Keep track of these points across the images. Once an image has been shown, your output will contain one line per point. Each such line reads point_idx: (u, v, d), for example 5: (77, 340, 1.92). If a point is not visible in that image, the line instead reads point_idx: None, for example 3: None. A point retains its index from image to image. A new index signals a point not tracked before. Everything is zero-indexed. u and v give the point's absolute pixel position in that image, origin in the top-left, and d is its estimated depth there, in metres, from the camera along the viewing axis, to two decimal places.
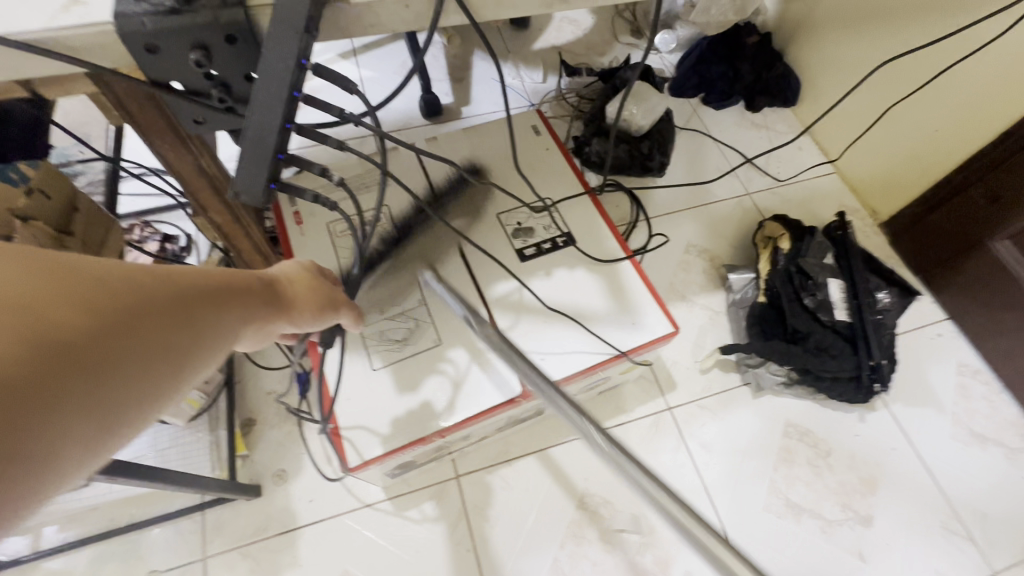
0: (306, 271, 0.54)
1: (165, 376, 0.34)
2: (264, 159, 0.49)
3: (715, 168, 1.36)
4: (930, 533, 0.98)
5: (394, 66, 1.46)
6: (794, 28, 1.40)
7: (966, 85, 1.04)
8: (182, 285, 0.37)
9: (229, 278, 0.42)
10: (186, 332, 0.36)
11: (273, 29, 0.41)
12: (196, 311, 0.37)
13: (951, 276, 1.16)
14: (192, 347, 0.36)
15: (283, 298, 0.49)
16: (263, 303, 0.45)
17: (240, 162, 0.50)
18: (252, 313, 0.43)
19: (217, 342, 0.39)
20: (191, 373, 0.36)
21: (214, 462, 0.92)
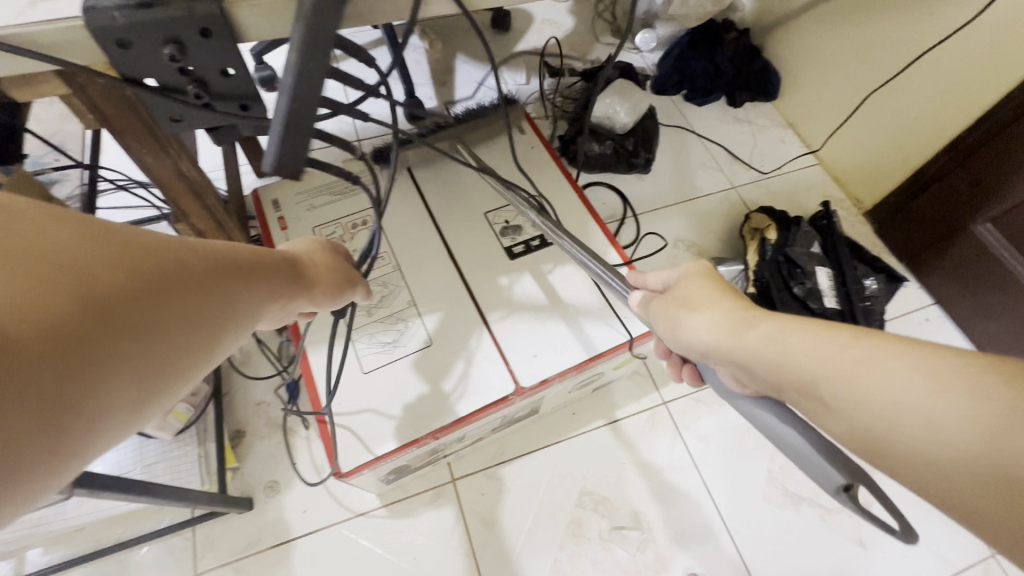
0: (320, 251, 0.55)
1: (197, 344, 0.34)
2: (294, 141, 0.50)
3: (700, 163, 1.37)
4: (929, 516, 0.98)
5: (377, 71, 1.46)
6: (772, 24, 1.42)
7: (941, 72, 1.06)
8: (215, 257, 0.37)
9: (255, 254, 0.42)
10: (215, 302, 0.35)
11: (300, 18, 0.41)
12: (223, 282, 0.37)
13: (935, 261, 1.17)
14: (227, 315, 0.36)
15: (304, 275, 0.49)
16: (287, 279, 0.46)
17: (270, 144, 0.50)
18: (278, 288, 0.44)
19: (243, 313, 0.38)
20: (219, 344, 0.36)
21: (203, 475, 0.90)
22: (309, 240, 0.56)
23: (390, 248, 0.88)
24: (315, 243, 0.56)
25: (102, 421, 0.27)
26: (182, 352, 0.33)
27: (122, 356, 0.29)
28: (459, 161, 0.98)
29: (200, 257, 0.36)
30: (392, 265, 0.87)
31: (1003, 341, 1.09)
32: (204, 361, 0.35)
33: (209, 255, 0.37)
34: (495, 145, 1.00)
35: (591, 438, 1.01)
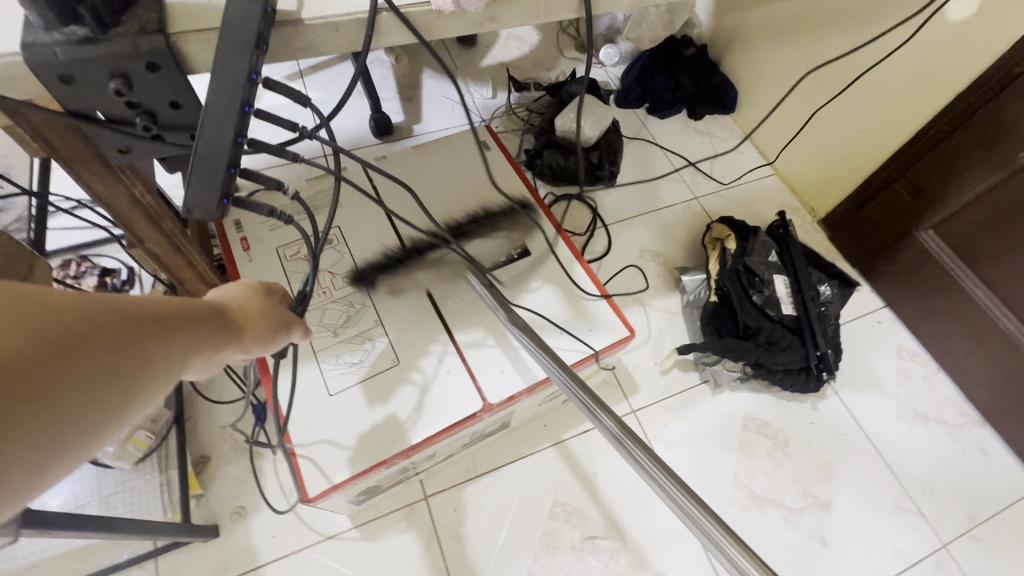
0: (256, 295, 0.52)
1: (101, 410, 0.32)
2: (217, 175, 0.46)
3: (663, 174, 1.41)
4: (885, 511, 1.02)
5: (342, 86, 1.46)
6: (728, 40, 1.47)
7: (883, 88, 1.12)
8: (135, 314, 0.35)
9: (183, 305, 0.40)
10: (125, 364, 0.33)
11: (222, 43, 0.41)
12: (143, 339, 0.35)
13: (885, 266, 1.23)
14: (137, 377, 0.34)
15: (234, 323, 0.47)
16: (216, 329, 0.43)
17: (188, 178, 0.45)
18: (205, 340, 0.41)
19: (164, 372, 0.36)
20: (130, 407, 0.34)
21: (165, 504, 0.87)
22: (242, 282, 0.54)
23: (356, 267, 0.88)
24: (249, 286, 0.53)
25: None
26: (79, 420, 0.31)
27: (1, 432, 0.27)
28: (424, 178, 0.98)
29: (116, 314, 0.34)
30: (358, 284, 0.87)
31: (949, 341, 1.15)
32: (109, 427, 0.33)
33: (130, 311, 0.35)
34: (460, 162, 1.01)
35: (562, 450, 1.02)
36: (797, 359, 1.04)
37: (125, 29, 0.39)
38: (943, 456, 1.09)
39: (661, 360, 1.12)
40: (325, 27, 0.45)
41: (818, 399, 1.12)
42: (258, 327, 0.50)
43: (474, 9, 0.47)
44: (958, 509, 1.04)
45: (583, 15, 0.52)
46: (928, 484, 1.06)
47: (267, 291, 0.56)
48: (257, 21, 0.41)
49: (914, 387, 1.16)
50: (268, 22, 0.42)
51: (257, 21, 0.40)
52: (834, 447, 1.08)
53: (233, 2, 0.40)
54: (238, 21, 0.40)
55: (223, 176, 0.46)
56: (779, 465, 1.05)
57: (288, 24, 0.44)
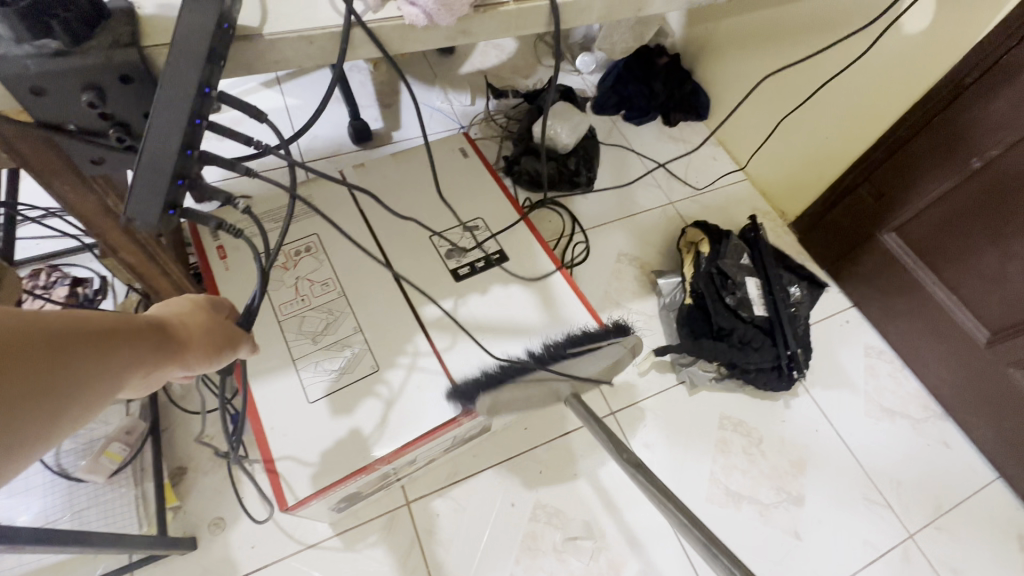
0: (201, 311, 0.52)
1: (19, 431, 0.32)
2: (162, 185, 0.42)
3: (640, 180, 1.44)
4: (855, 505, 1.06)
5: (320, 93, 1.46)
6: (700, 49, 1.52)
7: (845, 97, 1.17)
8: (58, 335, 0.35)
9: (118, 324, 0.40)
10: (42, 387, 0.33)
11: (172, 55, 0.41)
12: (69, 358, 0.35)
13: (852, 267, 1.28)
14: (56, 400, 0.34)
15: (177, 339, 0.46)
16: (154, 348, 0.43)
17: (132, 189, 0.42)
18: (139, 359, 0.41)
19: (93, 391, 0.36)
20: (54, 428, 0.34)
21: (141, 518, 0.85)
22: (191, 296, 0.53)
23: (334, 275, 0.88)
24: (198, 301, 0.53)
25: None
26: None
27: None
28: (402, 185, 0.99)
29: (41, 334, 0.34)
30: (336, 291, 0.87)
31: (913, 339, 1.20)
32: (25, 448, 0.33)
33: (56, 329, 0.35)
34: (439, 169, 1.02)
35: (543, 452, 1.03)
36: (769, 359, 1.07)
37: (97, 43, 0.39)
38: (909, 449, 1.13)
39: (639, 362, 1.15)
40: (297, 39, 0.45)
41: (790, 397, 1.15)
42: (202, 342, 0.49)
43: (445, 24, 0.47)
44: (923, 501, 1.08)
45: (552, 30, 0.53)
46: (896, 477, 1.10)
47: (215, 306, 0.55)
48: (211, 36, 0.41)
49: (882, 384, 1.20)
50: (223, 36, 0.42)
51: (211, 35, 0.41)
52: (806, 444, 1.11)
53: (185, 16, 0.40)
54: (191, 35, 0.41)
55: (171, 189, 0.43)
56: (754, 462, 1.07)
57: (248, 39, 0.44)
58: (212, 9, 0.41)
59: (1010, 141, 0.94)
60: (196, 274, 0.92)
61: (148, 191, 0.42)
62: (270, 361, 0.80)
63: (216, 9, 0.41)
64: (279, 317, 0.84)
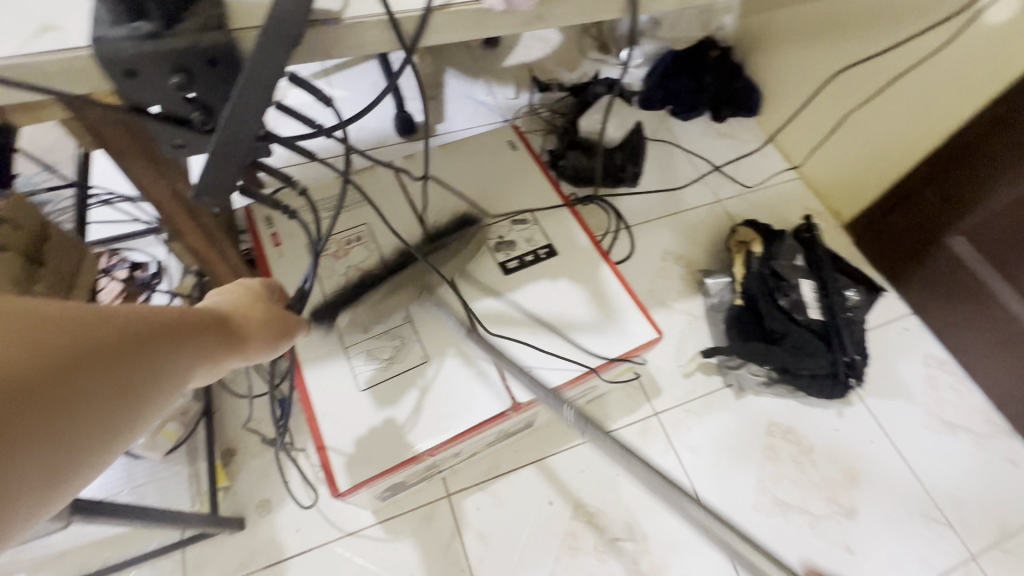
0: (258, 300, 0.53)
1: (111, 420, 0.33)
2: (231, 166, 0.46)
3: (686, 177, 1.41)
4: (912, 522, 1.01)
5: (366, 85, 1.47)
6: (753, 42, 1.47)
7: (914, 92, 1.11)
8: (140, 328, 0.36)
9: (186, 315, 0.42)
10: (133, 377, 0.35)
11: (259, 44, 0.40)
12: (146, 349, 0.36)
13: (912, 272, 1.22)
14: (144, 389, 0.35)
15: (236, 330, 0.48)
16: (218, 339, 0.45)
17: (205, 168, 0.46)
18: (208, 349, 0.43)
19: (167, 382, 0.38)
20: (138, 416, 0.36)
21: (193, 495, 0.88)
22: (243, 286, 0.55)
23: (384, 265, 0.88)
24: (252, 290, 0.54)
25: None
26: (93, 431, 0.32)
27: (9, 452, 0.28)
28: (450, 176, 0.99)
29: (120, 326, 0.35)
30: (386, 282, 0.87)
31: (979, 350, 1.13)
32: (122, 435, 0.35)
33: (133, 322, 0.36)
34: (487, 161, 1.02)
35: (584, 450, 1.02)
36: (824, 365, 1.02)
37: (187, 26, 0.39)
38: (971, 465, 1.07)
39: (684, 363, 1.12)
40: (376, 25, 0.45)
41: (843, 405, 1.11)
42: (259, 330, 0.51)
43: (524, 7, 0.46)
44: (987, 521, 1.02)
45: (629, 15, 0.52)
46: (957, 494, 1.04)
47: (269, 294, 0.57)
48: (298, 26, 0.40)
49: (942, 395, 1.14)
50: (308, 25, 0.41)
51: (298, 25, 0.40)
52: (860, 455, 1.06)
53: (276, 2, 0.39)
54: (280, 23, 0.39)
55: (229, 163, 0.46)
56: (804, 471, 1.04)
57: (327, 23, 0.44)
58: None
59: None
60: (250, 260, 0.94)
61: (219, 170, 0.46)
62: (321, 348, 0.81)
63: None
64: (331, 305, 0.85)
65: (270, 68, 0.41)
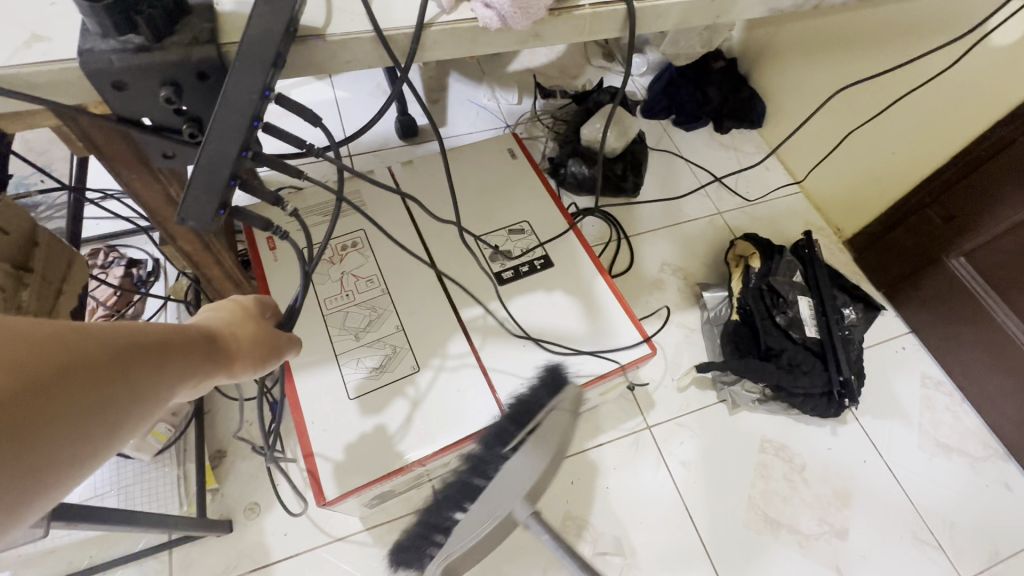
0: (250, 318, 0.53)
1: (90, 443, 0.33)
2: (216, 186, 0.44)
3: (687, 188, 1.40)
4: (903, 544, 1.00)
5: (369, 87, 1.47)
6: (758, 54, 1.46)
7: (919, 111, 1.10)
8: (127, 349, 0.36)
9: (177, 335, 0.42)
10: (116, 400, 0.34)
11: (240, 57, 0.40)
12: (132, 372, 0.36)
13: (912, 290, 1.21)
14: (126, 412, 0.35)
15: (225, 348, 0.48)
16: (207, 359, 0.44)
17: (189, 187, 0.44)
18: (195, 370, 0.43)
19: (151, 404, 0.37)
20: (117, 438, 0.35)
21: (181, 497, 0.88)
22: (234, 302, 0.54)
23: (379, 271, 0.88)
24: (239, 307, 0.54)
25: None
26: (71, 454, 0.32)
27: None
28: (448, 184, 0.98)
29: (104, 348, 0.35)
30: (380, 289, 0.87)
31: (976, 372, 1.13)
32: (99, 457, 0.35)
33: (117, 343, 0.36)
34: (486, 169, 1.01)
35: (575, 462, 1.01)
36: (819, 383, 1.02)
37: (178, 39, 0.39)
38: (964, 488, 1.06)
39: (679, 377, 1.11)
40: (369, 41, 0.44)
41: (837, 423, 1.10)
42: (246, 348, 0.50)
43: (519, 27, 0.45)
44: (978, 545, 1.01)
45: (627, 35, 0.51)
46: (950, 518, 1.03)
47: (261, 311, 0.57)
48: (278, 42, 0.40)
49: (938, 416, 1.14)
50: (288, 40, 0.41)
51: (278, 40, 0.40)
52: (852, 474, 1.06)
53: (255, 20, 0.39)
54: (259, 38, 0.39)
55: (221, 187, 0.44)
56: (795, 489, 1.03)
57: (320, 38, 0.43)
58: (283, 13, 0.40)
59: None
60: (245, 263, 0.93)
61: (202, 189, 0.44)
62: (313, 355, 0.81)
63: (285, 14, 0.40)
64: (325, 312, 0.84)
65: (250, 83, 0.40)
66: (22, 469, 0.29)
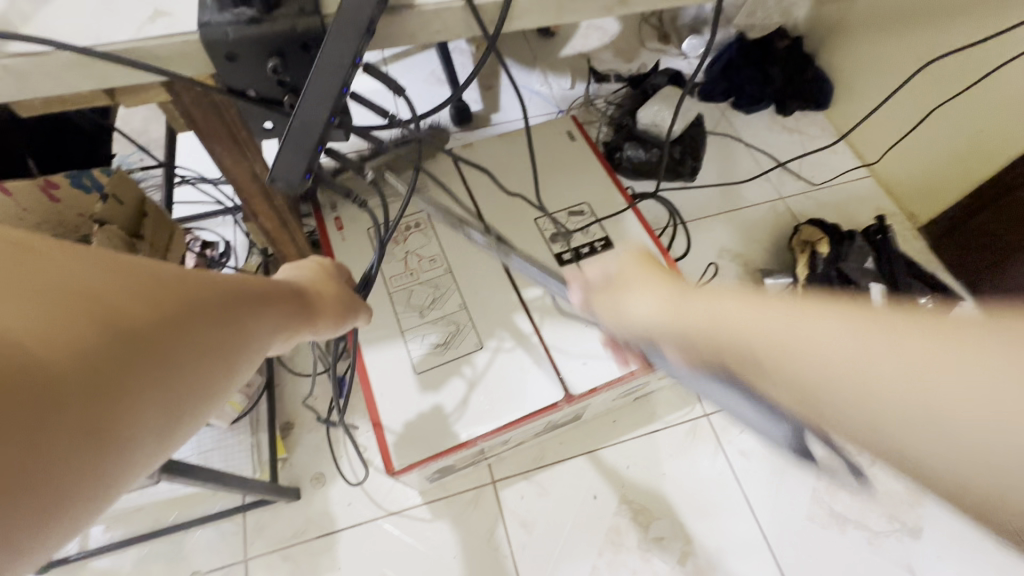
0: (325, 279, 0.57)
1: (212, 371, 0.36)
2: (304, 148, 0.49)
3: (747, 172, 1.36)
4: (985, 547, 0.94)
5: (424, 74, 1.49)
6: (827, 31, 1.39)
7: (1013, 85, 1.02)
8: (230, 290, 0.39)
9: (267, 287, 0.45)
10: (230, 333, 0.38)
11: (335, 27, 0.41)
12: (235, 312, 0.39)
13: (997, 280, 1.13)
14: (239, 345, 0.38)
15: (309, 303, 0.51)
16: (296, 310, 0.48)
17: (279, 149, 0.49)
18: (287, 319, 0.46)
19: (255, 341, 0.41)
20: (232, 371, 0.38)
21: (255, 463, 0.93)
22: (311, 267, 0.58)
23: (441, 251, 0.90)
24: (316, 270, 0.58)
25: (130, 447, 0.31)
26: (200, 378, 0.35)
27: (146, 390, 0.31)
28: (507, 166, 0.98)
29: (220, 287, 0.38)
30: (443, 268, 0.88)
31: None
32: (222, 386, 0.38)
33: (217, 287, 0.38)
34: (546, 151, 1.01)
35: (632, 446, 1.01)
36: None
37: (287, 10, 0.41)
38: None
39: None
40: (461, 12, 0.44)
41: None
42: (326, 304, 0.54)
43: None
44: None
45: None
46: None
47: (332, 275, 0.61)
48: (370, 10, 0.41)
49: None
50: (380, 8, 0.41)
51: (371, 7, 0.40)
52: None
53: None
54: (353, 6, 0.40)
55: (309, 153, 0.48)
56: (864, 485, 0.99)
57: (414, 8, 0.44)
58: None
59: None
60: (314, 243, 0.97)
61: (291, 153, 0.49)
62: (380, 330, 0.83)
63: None
64: (390, 288, 0.87)
65: (343, 52, 0.43)
66: (165, 388, 0.32)
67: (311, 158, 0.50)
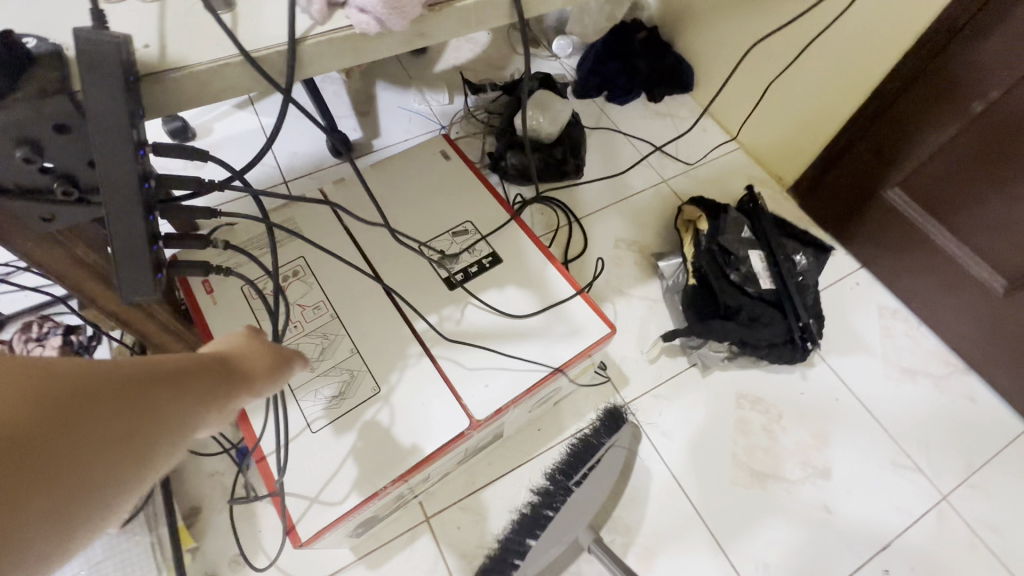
0: (253, 342, 0.47)
1: (61, 503, 0.27)
2: (138, 253, 0.43)
3: (630, 162, 1.42)
4: (884, 472, 1.03)
5: (295, 108, 1.43)
6: (678, 19, 1.48)
7: (834, 52, 1.11)
8: (96, 386, 0.31)
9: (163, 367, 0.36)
10: (81, 443, 0.29)
11: (89, 109, 0.38)
12: (96, 411, 0.30)
13: (857, 227, 1.24)
14: (101, 456, 0.29)
15: (227, 376, 0.42)
16: (203, 388, 0.38)
17: (117, 264, 0.43)
18: (192, 403, 0.37)
19: (135, 445, 0.31)
20: (103, 492, 0.29)
21: (157, 564, 0.84)
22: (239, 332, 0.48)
23: (325, 297, 0.85)
24: (249, 334, 0.48)
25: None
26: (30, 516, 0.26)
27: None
28: (384, 196, 0.96)
29: (106, 380, 0.31)
30: (329, 314, 0.84)
31: (926, 295, 1.17)
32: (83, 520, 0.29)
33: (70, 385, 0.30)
34: (422, 175, 0.99)
35: (560, 451, 1.01)
36: (780, 333, 1.03)
37: (25, 97, 0.38)
38: (933, 408, 1.10)
39: (648, 349, 1.13)
40: (241, 68, 0.41)
41: (806, 368, 1.13)
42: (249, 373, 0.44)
43: (399, 29, 0.44)
44: (952, 461, 1.05)
45: (517, 21, 0.50)
46: (923, 439, 1.07)
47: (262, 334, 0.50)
48: (124, 97, 0.38)
49: (899, 344, 1.17)
50: (133, 92, 0.39)
51: (121, 96, 0.38)
52: (827, 414, 1.08)
53: (88, 74, 0.37)
54: (98, 89, 0.37)
55: (149, 254, 0.44)
56: (775, 439, 1.05)
57: (185, 71, 0.40)
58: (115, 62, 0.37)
59: (1010, 81, 0.89)
60: (184, 312, 0.89)
61: (131, 262, 0.43)
62: None
63: (114, 62, 0.37)
64: None
65: (106, 138, 0.39)
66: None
67: (153, 258, 0.45)
